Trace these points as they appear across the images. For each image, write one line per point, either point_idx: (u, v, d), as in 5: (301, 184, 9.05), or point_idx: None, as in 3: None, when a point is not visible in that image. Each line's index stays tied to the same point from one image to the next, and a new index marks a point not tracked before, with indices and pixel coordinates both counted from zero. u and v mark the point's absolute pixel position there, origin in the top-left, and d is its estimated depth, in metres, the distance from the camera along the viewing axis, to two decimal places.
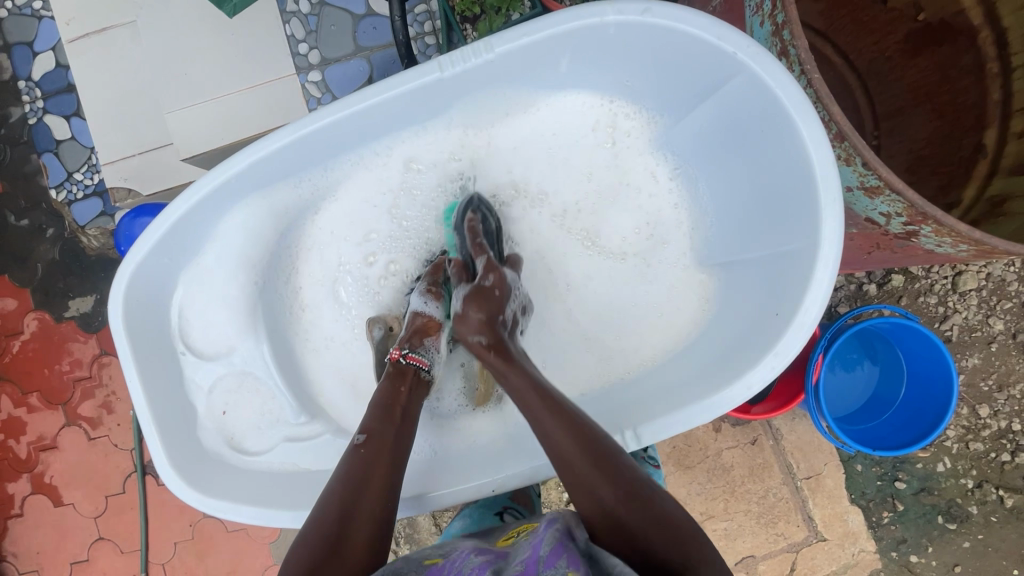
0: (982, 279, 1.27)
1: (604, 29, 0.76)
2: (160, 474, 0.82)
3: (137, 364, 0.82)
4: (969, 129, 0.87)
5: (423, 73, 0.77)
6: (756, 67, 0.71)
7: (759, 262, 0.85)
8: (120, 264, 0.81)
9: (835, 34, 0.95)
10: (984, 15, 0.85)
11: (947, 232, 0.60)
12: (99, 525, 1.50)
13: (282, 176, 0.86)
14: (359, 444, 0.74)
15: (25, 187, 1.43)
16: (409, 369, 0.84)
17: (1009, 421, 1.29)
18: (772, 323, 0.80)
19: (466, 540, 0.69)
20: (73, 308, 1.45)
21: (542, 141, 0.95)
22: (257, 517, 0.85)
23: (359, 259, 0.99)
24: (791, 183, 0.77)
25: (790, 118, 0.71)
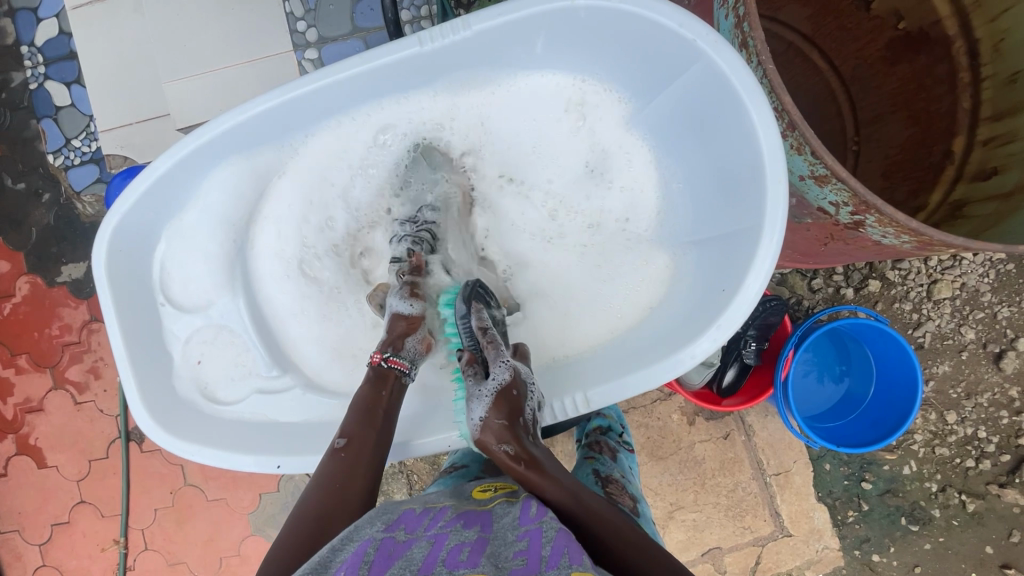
0: (956, 289, 1.30)
1: (575, 13, 0.78)
2: (134, 416, 0.86)
3: (116, 311, 0.85)
4: (939, 137, 0.90)
5: (402, 46, 0.79)
6: (713, 54, 0.73)
7: (711, 241, 0.87)
8: (103, 215, 0.83)
9: (821, 39, 0.97)
10: (960, 26, 0.88)
11: (888, 221, 0.62)
12: (81, 489, 1.52)
13: (259, 139, 0.88)
14: (340, 446, 0.76)
15: (24, 151, 1.45)
16: (389, 373, 0.85)
17: (975, 428, 1.33)
18: (716, 297, 0.81)
19: (441, 510, 0.70)
20: (65, 274, 1.47)
21: (517, 123, 0.97)
22: (221, 459, 0.89)
23: (324, 235, 1.00)
24: (740, 167, 0.78)
25: (743, 104, 0.73)
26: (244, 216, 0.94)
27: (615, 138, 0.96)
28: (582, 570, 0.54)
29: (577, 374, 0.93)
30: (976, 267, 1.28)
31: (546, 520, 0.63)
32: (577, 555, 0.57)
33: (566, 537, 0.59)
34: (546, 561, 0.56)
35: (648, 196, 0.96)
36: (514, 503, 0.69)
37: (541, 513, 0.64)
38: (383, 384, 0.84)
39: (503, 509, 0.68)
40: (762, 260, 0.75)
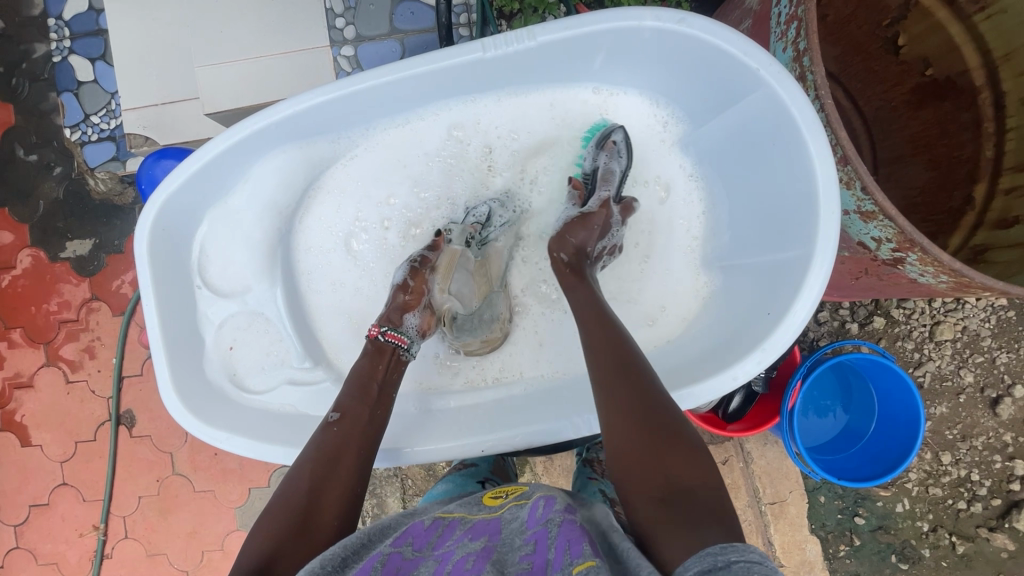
0: (957, 331, 1.33)
1: (641, 33, 0.79)
2: (164, 398, 0.83)
3: (154, 289, 0.83)
4: (960, 182, 0.92)
5: (465, 51, 0.80)
6: (774, 84, 0.74)
7: (754, 268, 0.88)
8: (153, 191, 0.82)
9: (847, 78, 0.99)
10: (987, 77, 0.90)
11: (931, 261, 0.64)
12: (64, 470, 1.49)
13: (318, 129, 0.88)
14: (333, 421, 0.76)
15: (39, 124, 1.43)
16: (386, 347, 0.86)
17: (968, 470, 1.35)
18: (765, 319, 0.81)
19: (452, 522, 0.66)
20: (69, 250, 1.45)
21: (568, 129, 0.97)
22: (252, 450, 0.85)
23: (376, 212, 1.00)
24: (792, 197, 0.80)
25: (802, 136, 0.74)
26: (292, 204, 0.95)
27: (664, 157, 0.97)
28: (584, 562, 0.51)
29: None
30: (979, 311, 1.32)
31: (551, 518, 0.60)
32: (580, 546, 0.54)
33: (570, 531, 0.57)
34: (551, 562, 0.53)
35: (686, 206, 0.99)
36: (523, 505, 0.66)
37: (548, 511, 0.62)
38: (380, 358, 0.85)
39: (511, 513, 0.65)
40: (812, 289, 0.76)
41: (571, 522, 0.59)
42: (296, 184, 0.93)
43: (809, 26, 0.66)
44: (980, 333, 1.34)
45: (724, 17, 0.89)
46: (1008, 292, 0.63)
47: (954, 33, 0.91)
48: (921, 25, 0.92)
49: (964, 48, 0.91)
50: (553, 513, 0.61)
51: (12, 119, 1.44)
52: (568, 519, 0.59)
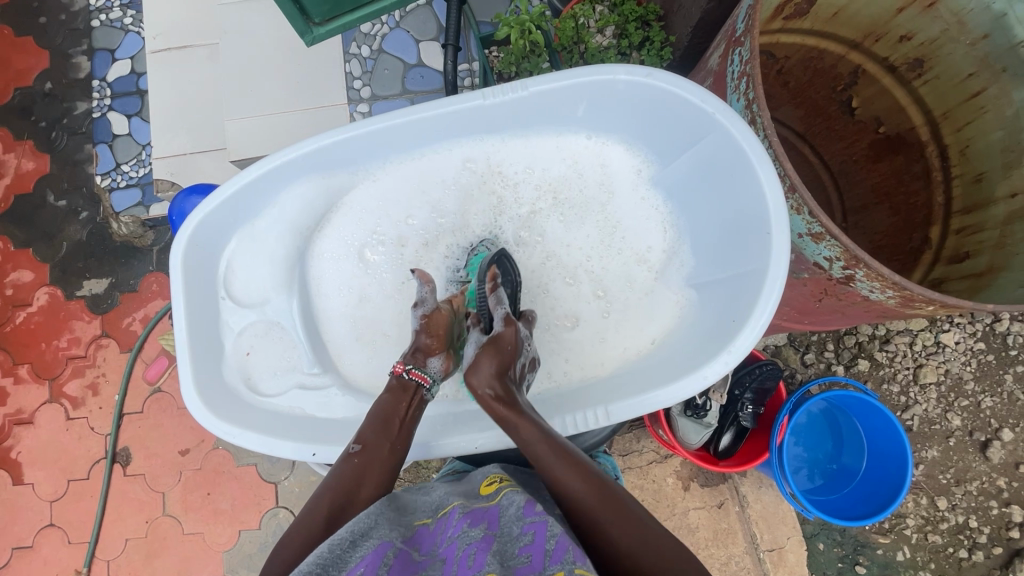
0: (941, 374, 1.37)
1: (615, 85, 0.90)
2: (184, 396, 0.86)
3: (184, 297, 0.88)
4: (918, 226, 1.00)
5: (468, 99, 0.90)
6: (728, 125, 0.81)
7: (721, 282, 0.93)
8: (190, 212, 0.89)
9: (812, 136, 1.10)
10: (931, 133, 1.00)
11: (875, 276, 0.62)
12: (52, 511, 1.47)
13: (341, 162, 0.96)
14: (354, 453, 0.75)
15: (73, 172, 1.55)
16: (410, 385, 0.84)
17: (966, 517, 1.34)
18: (731, 329, 0.84)
19: (450, 509, 0.67)
20: (86, 288, 1.52)
21: (564, 164, 1.05)
22: (264, 445, 0.89)
23: (394, 229, 1.06)
24: (745, 217, 0.85)
25: (753, 166, 0.80)
26: (312, 227, 1.01)
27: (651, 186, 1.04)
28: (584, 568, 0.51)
29: (609, 387, 0.95)
30: (960, 355, 1.37)
31: (547, 511, 0.60)
32: (581, 552, 0.54)
33: (568, 527, 0.57)
34: (550, 554, 0.54)
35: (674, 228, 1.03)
36: (519, 497, 0.67)
37: (545, 508, 0.62)
38: (403, 395, 0.83)
39: (508, 500, 0.65)
40: (767, 302, 0.80)
41: None
42: (316, 208, 1.00)
43: (755, 77, 0.74)
44: (963, 376, 1.38)
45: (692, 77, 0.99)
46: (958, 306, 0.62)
47: (899, 96, 1.01)
48: (871, 89, 1.02)
49: (909, 108, 1.01)
50: (551, 511, 0.61)
51: (47, 167, 1.55)
52: (568, 519, 0.59)
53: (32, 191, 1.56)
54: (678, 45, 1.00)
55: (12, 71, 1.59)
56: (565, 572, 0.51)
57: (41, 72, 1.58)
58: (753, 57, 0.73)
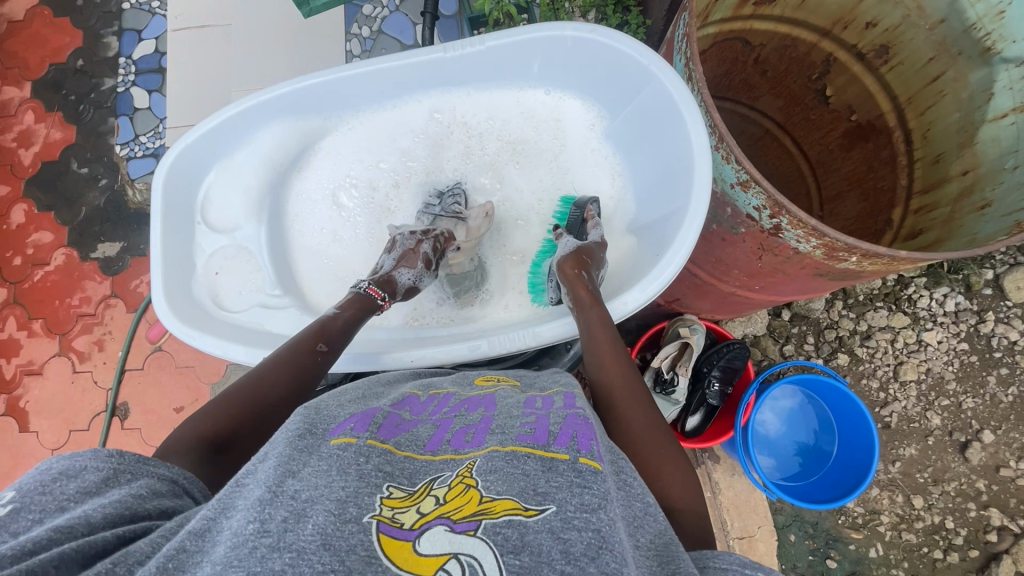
0: (921, 372, 1.37)
1: (564, 41, 0.95)
2: (151, 300, 0.92)
3: (162, 216, 0.96)
4: (884, 210, 1.02)
5: (428, 51, 0.97)
6: (662, 77, 0.84)
7: (656, 225, 0.94)
8: (174, 141, 0.97)
9: (792, 126, 1.15)
10: (898, 119, 1.01)
11: (794, 221, 0.61)
12: (53, 459, 1.54)
13: (314, 106, 1.02)
14: (319, 352, 0.78)
15: (96, 142, 1.65)
16: (371, 301, 0.90)
17: (942, 517, 1.33)
18: (654, 263, 0.84)
19: (444, 394, 0.64)
20: (100, 251, 1.61)
21: (527, 120, 1.09)
22: (220, 349, 0.91)
23: (366, 173, 1.11)
24: (678, 159, 0.87)
25: (681, 109, 0.81)
26: (287, 166, 1.08)
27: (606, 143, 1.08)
28: (592, 458, 0.49)
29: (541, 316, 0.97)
30: (941, 354, 1.36)
31: (552, 411, 0.58)
32: (586, 442, 0.52)
33: (576, 424, 0.55)
34: (554, 437, 0.52)
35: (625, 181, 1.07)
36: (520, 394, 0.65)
37: (547, 406, 0.60)
38: (366, 310, 0.88)
39: (506, 394, 0.63)
40: (685, 237, 0.78)
41: (576, 417, 0.57)
42: (289, 149, 1.06)
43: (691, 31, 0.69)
44: (945, 376, 1.37)
45: None
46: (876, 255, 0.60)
47: (869, 83, 1.02)
48: (843, 77, 1.05)
49: (878, 96, 1.02)
50: (554, 409, 0.59)
51: (73, 137, 1.66)
52: (573, 416, 0.57)
53: (58, 158, 1.66)
54: (654, 29, 1.07)
55: (47, 48, 1.71)
56: (568, 456, 0.49)
57: (74, 49, 1.70)
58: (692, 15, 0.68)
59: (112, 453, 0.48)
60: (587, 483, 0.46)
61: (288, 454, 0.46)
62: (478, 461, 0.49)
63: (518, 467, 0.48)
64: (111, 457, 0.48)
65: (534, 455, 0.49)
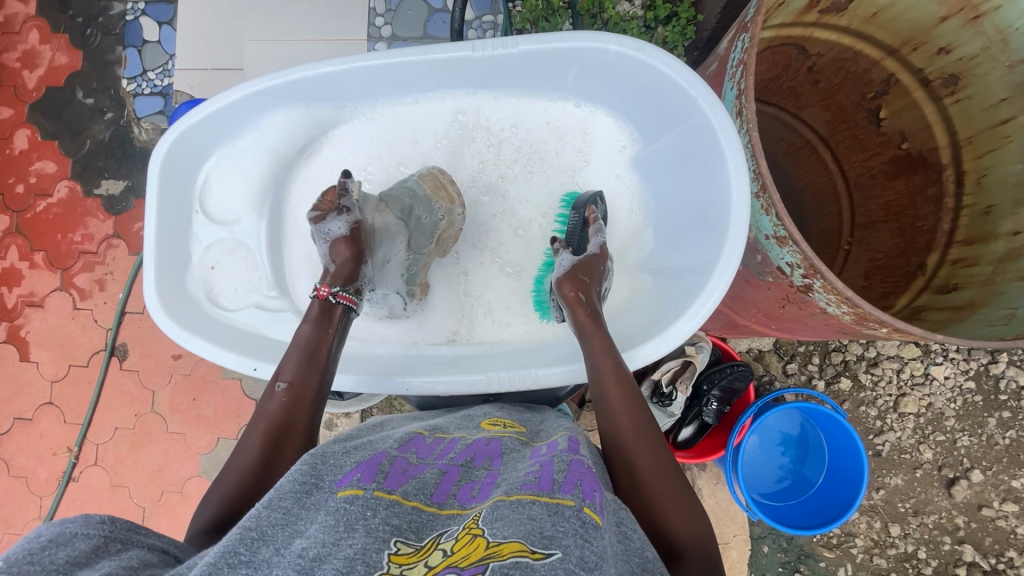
0: (921, 407, 1.35)
1: (606, 54, 0.86)
2: (143, 297, 0.91)
3: (157, 206, 0.93)
4: (918, 251, 0.98)
5: (455, 48, 0.89)
6: (711, 113, 0.78)
7: (676, 272, 0.92)
8: (172, 123, 0.92)
9: (835, 142, 1.06)
10: (953, 157, 0.95)
11: (829, 288, 0.58)
12: (53, 390, 1.57)
13: (326, 96, 0.97)
14: (281, 390, 0.73)
15: (102, 72, 1.57)
16: (337, 307, 0.84)
17: (916, 547, 1.35)
18: (672, 315, 0.84)
19: (452, 439, 0.66)
20: (103, 188, 1.57)
21: (552, 133, 1.05)
22: (213, 355, 0.92)
23: (382, 171, 1.08)
24: (711, 208, 0.84)
25: (727, 159, 0.77)
26: (292, 154, 1.03)
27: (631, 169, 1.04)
28: (594, 508, 0.48)
29: (545, 352, 0.99)
30: (946, 391, 1.35)
31: (557, 454, 0.58)
32: (591, 488, 0.51)
33: (580, 469, 0.55)
34: (559, 483, 0.52)
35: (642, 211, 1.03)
36: (527, 444, 0.65)
37: (551, 451, 0.60)
38: (327, 321, 0.83)
39: (513, 444, 0.64)
40: (710, 294, 0.79)
41: (580, 462, 0.57)
42: (297, 137, 1.01)
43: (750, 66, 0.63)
44: (945, 412, 1.36)
45: None
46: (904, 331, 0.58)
47: (927, 112, 0.96)
48: (901, 101, 0.98)
49: (935, 127, 0.96)
50: (559, 451, 0.60)
51: (79, 64, 1.58)
52: (577, 460, 0.57)
53: (62, 85, 1.59)
54: (705, 25, 0.98)
55: None
56: (573, 502, 0.48)
57: None
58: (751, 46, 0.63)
59: (103, 520, 0.48)
60: (587, 534, 0.45)
61: (292, 509, 0.48)
62: (483, 512, 0.48)
63: (526, 512, 0.47)
64: (101, 523, 0.48)
65: (538, 502, 0.48)
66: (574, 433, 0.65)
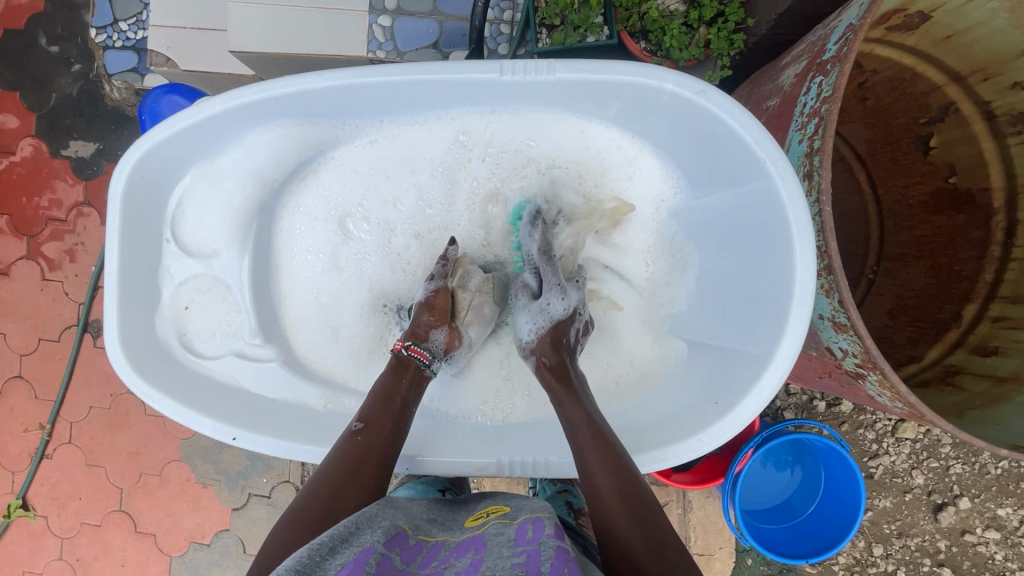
0: (919, 433, 1.33)
1: (659, 93, 0.78)
2: (108, 344, 0.84)
3: (121, 236, 0.84)
4: (954, 297, 0.94)
5: (484, 69, 0.79)
6: (781, 182, 0.72)
7: (719, 352, 0.88)
8: (137, 137, 0.82)
9: (872, 164, 0.97)
10: (1005, 201, 0.92)
11: (888, 386, 0.64)
12: (22, 363, 1.49)
13: (317, 111, 0.85)
14: (355, 431, 0.75)
15: (68, 17, 1.41)
16: (410, 363, 0.85)
17: (895, 566, 1.34)
18: (720, 405, 0.82)
19: (436, 542, 0.63)
20: (72, 149, 1.43)
21: (581, 166, 0.95)
22: (180, 416, 0.87)
23: (379, 208, 0.99)
24: (769, 289, 0.79)
25: (792, 239, 0.73)
26: (280, 177, 0.94)
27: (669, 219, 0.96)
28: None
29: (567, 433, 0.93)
30: None
31: (544, 542, 0.54)
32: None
33: (566, 559, 0.51)
34: None
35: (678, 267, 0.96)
36: (509, 524, 0.62)
37: (539, 534, 0.56)
38: (403, 372, 0.84)
39: (497, 528, 0.61)
40: (763, 389, 0.77)
41: (566, 549, 0.53)
42: (286, 157, 0.91)
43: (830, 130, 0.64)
44: (941, 440, 1.34)
45: (760, 78, 0.87)
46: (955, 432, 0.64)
47: (985, 147, 0.90)
48: (956, 132, 0.92)
49: (990, 165, 0.91)
50: (546, 537, 0.55)
51: (42, 5, 1.41)
52: (563, 546, 0.53)
53: (23, 29, 1.42)
54: (755, 31, 0.90)
55: None
56: None
57: None
58: (835, 97, 0.64)
59: None
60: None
61: None
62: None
63: None
64: None
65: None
66: (540, 515, 0.61)
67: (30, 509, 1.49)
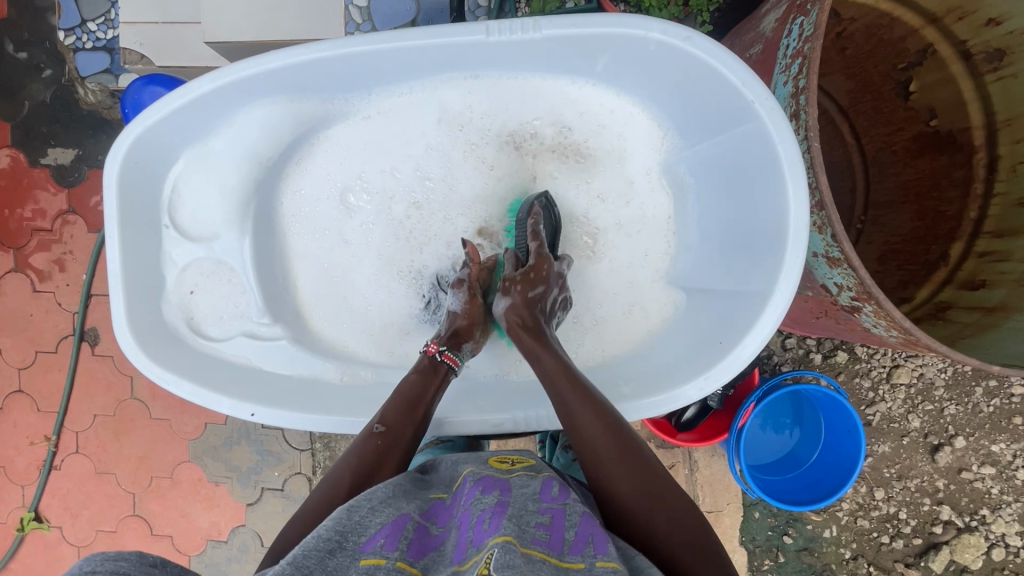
0: (913, 377, 1.35)
1: (645, 43, 0.80)
2: (115, 332, 0.84)
3: (118, 223, 0.84)
4: (941, 236, 0.96)
5: (468, 32, 0.80)
6: (770, 122, 0.75)
7: (720, 295, 0.90)
8: (128, 123, 0.83)
9: (855, 114, 0.99)
10: (985, 138, 0.93)
11: (884, 315, 0.66)
12: (21, 378, 1.48)
13: (306, 86, 0.86)
14: (378, 433, 0.75)
15: (34, 21, 1.38)
16: (441, 367, 0.85)
17: (897, 508, 1.38)
18: (723, 343, 0.84)
19: (463, 482, 0.64)
20: (50, 157, 1.41)
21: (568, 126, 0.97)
22: (196, 396, 0.89)
23: (379, 178, 1.00)
24: (765, 225, 0.82)
25: (784, 175, 0.75)
26: (275, 156, 0.94)
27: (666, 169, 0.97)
28: (608, 561, 0.49)
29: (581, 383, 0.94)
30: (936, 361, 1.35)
31: (570, 503, 0.57)
32: (603, 543, 0.52)
33: (592, 523, 0.54)
34: (568, 543, 0.51)
35: (682, 213, 0.97)
36: (534, 476, 0.64)
37: (563, 496, 0.59)
38: (433, 375, 0.84)
39: (523, 479, 0.62)
40: (766, 322, 0.80)
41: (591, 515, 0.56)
42: (279, 132, 0.92)
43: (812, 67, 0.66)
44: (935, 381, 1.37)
45: (740, 33, 0.87)
46: (947, 355, 0.66)
47: (963, 87, 0.92)
48: (934, 75, 0.93)
49: (970, 105, 0.93)
50: (571, 499, 0.58)
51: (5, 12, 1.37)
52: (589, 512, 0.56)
53: None
54: None
55: None
56: (585, 565, 0.49)
57: None
58: (817, 35, 0.65)
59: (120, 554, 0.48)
60: None
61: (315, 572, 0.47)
62: (495, 552, 0.47)
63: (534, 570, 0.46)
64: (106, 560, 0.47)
65: (549, 564, 0.48)
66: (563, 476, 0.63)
67: (42, 522, 1.49)
